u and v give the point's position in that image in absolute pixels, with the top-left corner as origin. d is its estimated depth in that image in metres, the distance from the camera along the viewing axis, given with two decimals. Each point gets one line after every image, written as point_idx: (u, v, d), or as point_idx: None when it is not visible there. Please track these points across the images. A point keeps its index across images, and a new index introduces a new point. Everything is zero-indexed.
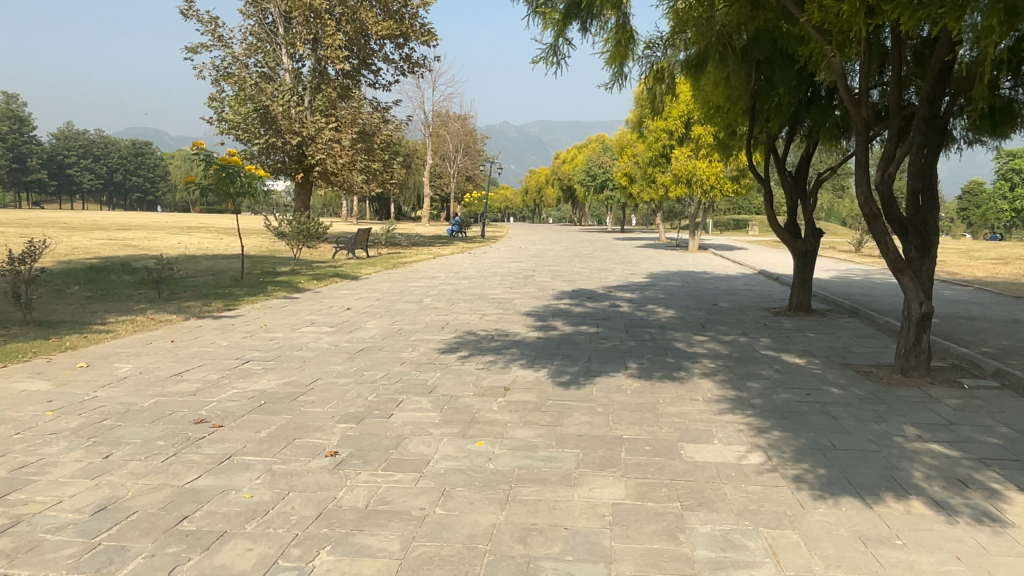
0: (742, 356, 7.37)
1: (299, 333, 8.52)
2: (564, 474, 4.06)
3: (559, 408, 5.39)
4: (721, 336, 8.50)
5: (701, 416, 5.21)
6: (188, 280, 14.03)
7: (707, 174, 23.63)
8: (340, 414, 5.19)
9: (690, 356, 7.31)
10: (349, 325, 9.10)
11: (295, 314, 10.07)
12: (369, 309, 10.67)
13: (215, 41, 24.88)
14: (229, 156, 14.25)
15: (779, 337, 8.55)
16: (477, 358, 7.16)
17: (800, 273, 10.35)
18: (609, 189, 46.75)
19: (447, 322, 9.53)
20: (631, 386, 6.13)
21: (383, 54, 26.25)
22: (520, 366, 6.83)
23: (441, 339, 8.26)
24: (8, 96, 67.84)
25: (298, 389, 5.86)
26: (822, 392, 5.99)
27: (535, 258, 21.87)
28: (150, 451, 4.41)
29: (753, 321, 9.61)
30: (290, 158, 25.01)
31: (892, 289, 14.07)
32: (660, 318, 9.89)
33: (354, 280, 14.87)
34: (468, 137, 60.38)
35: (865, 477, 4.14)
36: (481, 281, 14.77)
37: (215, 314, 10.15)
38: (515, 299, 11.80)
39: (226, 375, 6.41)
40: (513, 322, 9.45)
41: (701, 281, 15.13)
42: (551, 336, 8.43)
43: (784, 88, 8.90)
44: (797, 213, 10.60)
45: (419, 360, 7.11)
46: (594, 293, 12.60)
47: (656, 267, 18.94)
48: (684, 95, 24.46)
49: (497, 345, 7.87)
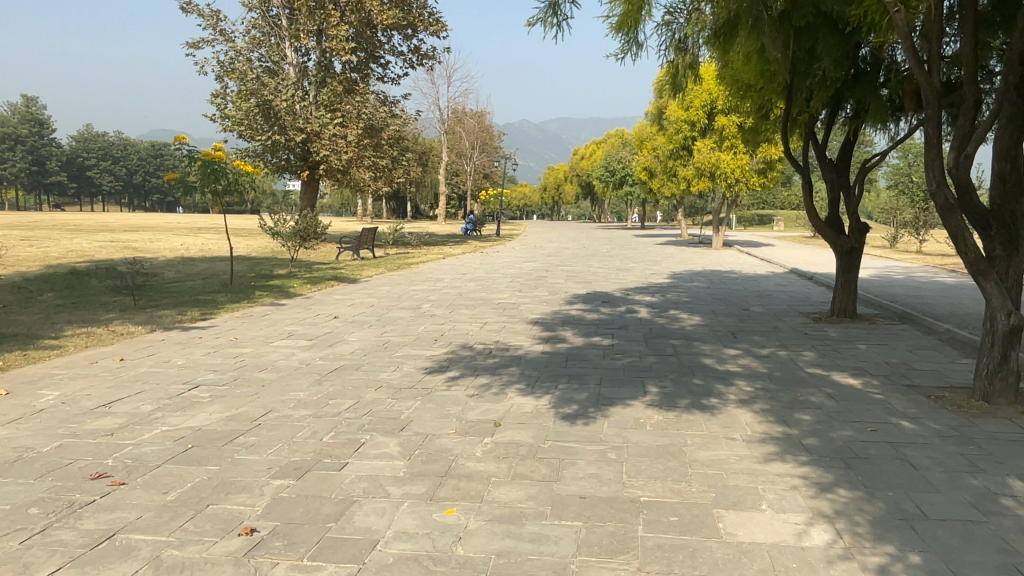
0: (785, 377, 6.17)
1: (269, 349, 7.45)
2: (556, 566, 2.93)
3: (558, 454, 4.24)
4: (757, 349, 7.30)
5: (741, 468, 4.04)
6: (172, 285, 13.05)
7: (732, 168, 22.16)
8: (279, 464, 4.09)
9: (722, 377, 6.12)
10: (331, 338, 8.02)
11: (275, 324, 9.02)
12: (358, 318, 9.58)
13: (216, 35, 24.07)
14: (213, 152, 13.31)
15: (825, 350, 7.34)
16: (468, 381, 6.04)
17: (843, 274, 9.14)
18: (630, 185, 45.39)
19: (443, 333, 8.42)
20: (651, 419, 4.95)
21: (391, 46, 25.30)
22: (518, 391, 5.69)
23: (430, 355, 7.15)
24: (30, 99, 68.56)
25: (240, 426, 4.77)
26: (892, 428, 4.77)
27: (550, 258, 20.67)
28: (11, 526, 3.34)
29: (791, 330, 8.39)
30: (294, 155, 24.13)
31: (943, 290, 12.70)
32: (685, 326, 8.69)
33: (351, 284, 13.82)
34: (485, 135, 59.18)
35: (980, 568, 2.95)
36: (488, 283, 13.66)
37: (187, 324, 9.13)
38: (523, 305, 10.65)
39: (162, 405, 5.35)
40: (517, 333, 8.32)
41: (728, 282, 13.88)
42: (558, 351, 7.29)
43: (829, 58, 7.71)
44: (838, 205, 9.35)
45: (398, 383, 6.00)
46: (610, 297, 11.43)
47: (679, 266, 17.69)
48: (707, 83, 23.15)
49: (494, 363, 6.74)
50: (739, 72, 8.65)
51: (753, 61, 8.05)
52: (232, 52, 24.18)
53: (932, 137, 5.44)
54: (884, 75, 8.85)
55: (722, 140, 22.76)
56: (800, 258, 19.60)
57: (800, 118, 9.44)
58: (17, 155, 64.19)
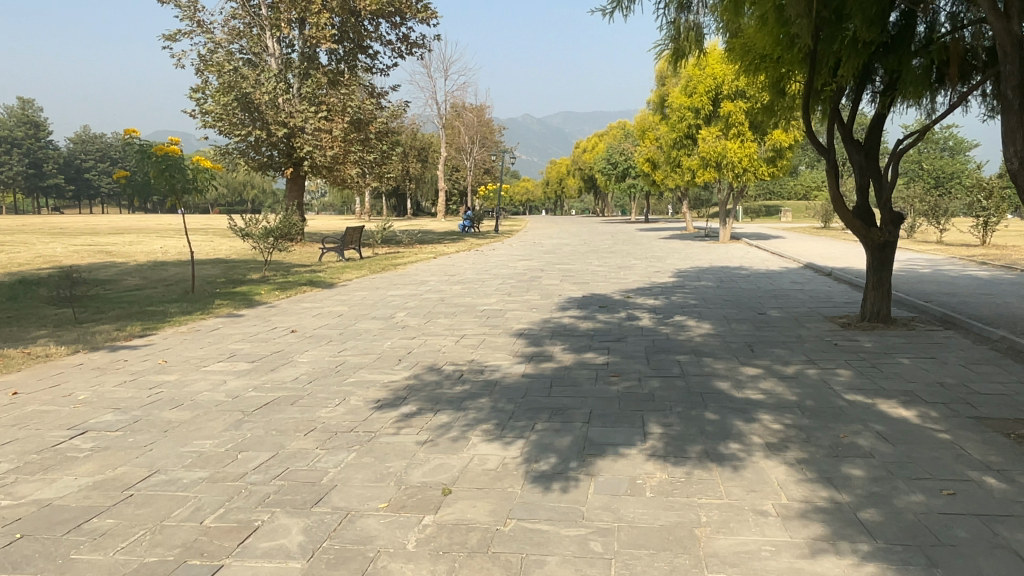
0: (819, 408, 4.94)
1: (198, 374, 6.24)
2: None
3: (521, 546, 3.01)
4: (781, 368, 6.06)
5: (781, 568, 2.81)
6: (126, 295, 11.85)
7: (740, 156, 20.79)
8: (123, 571, 2.89)
9: (742, 410, 4.88)
10: (277, 360, 6.81)
11: (220, 342, 7.82)
12: (318, 331, 8.36)
13: (194, 27, 22.89)
14: (168, 146, 12.08)
15: (863, 367, 6.10)
16: (423, 420, 4.81)
17: (875, 272, 7.94)
18: (632, 177, 44.11)
19: (410, 350, 7.20)
20: (652, 479, 3.73)
21: (378, 35, 24.09)
22: (483, 434, 4.47)
23: (387, 381, 5.92)
24: (25, 101, 67.49)
25: (102, 501, 3.59)
26: (975, 489, 3.55)
27: (548, 255, 19.45)
28: None
29: (818, 340, 7.17)
30: (278, 152, 23.04)
31: (978, 285, 11.46)
32: (693, 337, 7.46)
33: (326, 289, 12.62)
34: (485, 129, 57.65)
35: None
36: (476, 286, 12.46)
37: (119, 343, 7.91)
38: (509, 312, 9.42)
39: (22, 465, 4.15)
40: (496, 349, 7.09)
41: (739, 279, 12.65)
42: (542, 373, 6.07)
43: (862, 17, 6.48)
44: (867, 194, 8.10)
45: (336, 423, 4.78)
46: (608, 301, 10.19)
47: (684, 262, 16.48)
48: (711, 67, 21.83)
49: (462, 392, 5.52)
50: (753, 38, 7.44)
51: (770, 23, 6.89)
52: (209, 44, 23.03)
53: (1014, 99, 4.23)
54: (922, 44, 7.63)
55: (728, 127, 21.44)
56: (818, 254, 17.65)
57: (825, 94, 8.19)
58: (14, 159, 63.39)
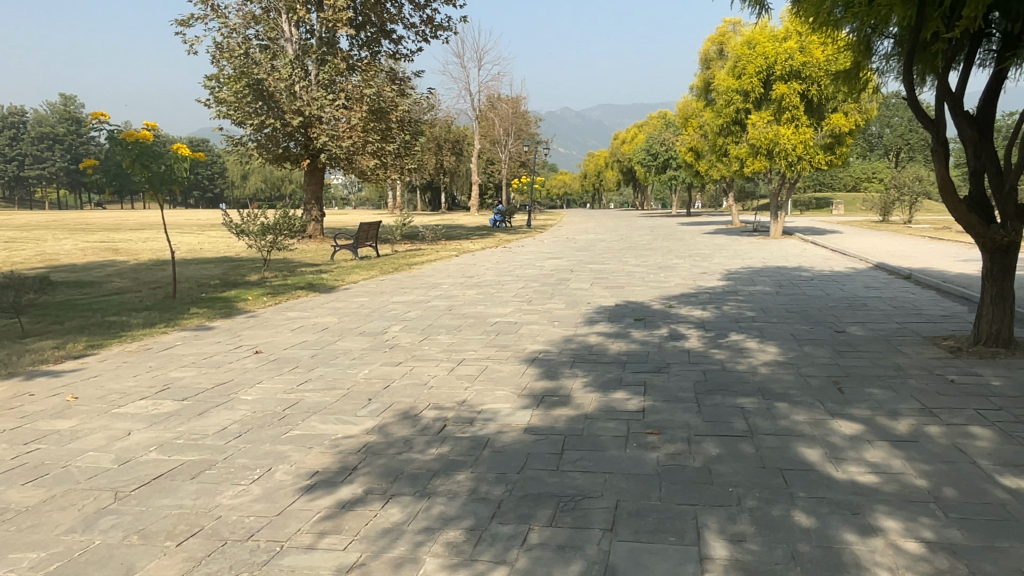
0: (971, 506, 3.20)
1: (99, 423, 4.73)
2: None
3: None
4: (887, 423, 4.31)
5: None
6: (96, 301, 10.47)
7: (794, 142, 18.75)
8: None
9: (849, 507, 3.17)
10: (212, 399, 5.25)
11: (161, 368, 6.31)
12: (287, 352, 6.83)
13: (207, 12, 21.65)
14: (139, 131, 10.59)
15: (1005, 421, 4.32)
16: (363, 518, 3.18)
17: (993, 283, 6.18)
18: (673, 168, 41.91)
19: (389, 382, 5.62)
20: None
21: (402, 17, 22.61)
22: (444, 554, 2.83)
23: (340, 436, 4.33)
24: (65, 99, 68.14)
25: None
26: None
27: (581, 253, 17.73)
28: None
29: (926, 375, 5.36)
30: (295, 143, 21.70)
31: None
32: (755, 367, 5.72)
33: (323, 294, 11.09)
34: (522, 121, 55.76)
35: None
36: (493, 291, 10.81)
37: (44, 367, 6.47)
38: (525, 327, 7.77)
39: None
40: (497, 384, 5.45)
41: (802, 283, 10.77)
42: (553, 427, 4.40)
43: None
44: (983, 181, 6.26)
45: (236, 520, 3.22)
46: (646, 312, 8.47)
47: (733, 261, 14.58)
48: (762, 44, 19.76)
49: (433, 460, 3.89)
50: None
51: None
52: (224, 29, 21.76)
53: None
54: None
55: (781, 111, 19.34)
56: (881, 249, 16.43)
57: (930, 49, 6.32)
58: (55, 154, 64.13)
